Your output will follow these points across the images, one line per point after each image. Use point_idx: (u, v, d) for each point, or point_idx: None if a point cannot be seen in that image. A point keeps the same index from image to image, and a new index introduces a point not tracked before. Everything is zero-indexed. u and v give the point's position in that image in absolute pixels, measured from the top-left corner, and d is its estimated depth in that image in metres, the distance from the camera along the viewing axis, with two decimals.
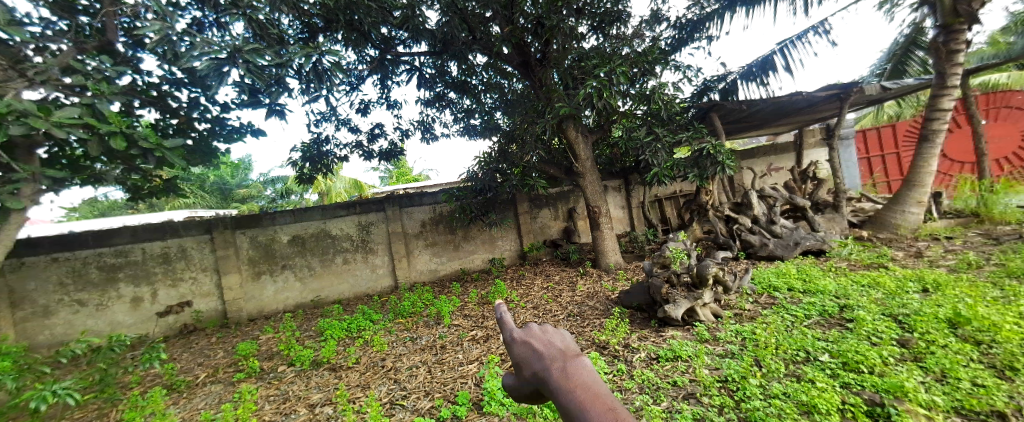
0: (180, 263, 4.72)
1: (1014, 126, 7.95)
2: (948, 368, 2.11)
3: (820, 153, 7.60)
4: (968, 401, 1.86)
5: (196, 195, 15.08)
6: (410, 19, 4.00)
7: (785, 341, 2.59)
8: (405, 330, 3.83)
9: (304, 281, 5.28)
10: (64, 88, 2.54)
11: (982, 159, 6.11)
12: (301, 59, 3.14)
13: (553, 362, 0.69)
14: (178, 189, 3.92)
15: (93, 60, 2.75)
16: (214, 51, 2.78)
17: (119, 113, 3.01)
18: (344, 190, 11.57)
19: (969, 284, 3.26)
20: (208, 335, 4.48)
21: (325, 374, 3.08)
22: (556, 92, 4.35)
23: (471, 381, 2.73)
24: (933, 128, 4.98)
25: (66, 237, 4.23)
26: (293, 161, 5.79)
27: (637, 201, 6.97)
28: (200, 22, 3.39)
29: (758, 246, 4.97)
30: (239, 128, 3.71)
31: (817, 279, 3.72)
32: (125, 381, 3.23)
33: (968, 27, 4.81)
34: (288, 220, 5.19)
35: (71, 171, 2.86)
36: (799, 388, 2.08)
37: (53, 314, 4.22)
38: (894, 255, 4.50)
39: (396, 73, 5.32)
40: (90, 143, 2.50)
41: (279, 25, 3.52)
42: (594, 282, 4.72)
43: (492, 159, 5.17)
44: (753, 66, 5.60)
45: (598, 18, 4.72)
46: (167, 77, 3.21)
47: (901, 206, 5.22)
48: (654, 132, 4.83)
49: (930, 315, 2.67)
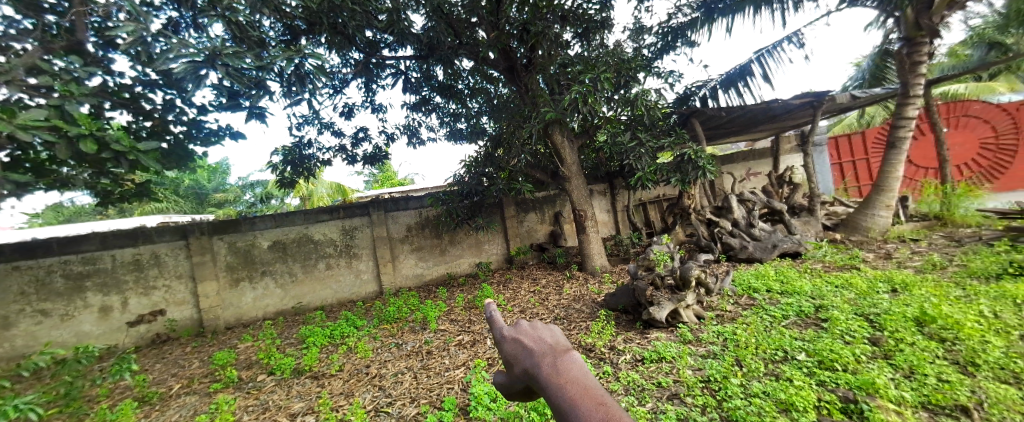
0: (153, 270, 4.55)
1: (971, 134, 8.38)
2: (915, 364, 2.21)
3: (795, 159, 7.87)
4: (934, 396, 1.95)
5: (170, 200, 14.58)
6: (395, 23, 4.02)
7: (764, 341, 2.67)
8: (390, 336, 3.78)
9: (285, 287, 5.15)
10: (29, 89, 2.43)
11: (945, 165, 6.43)
12: (283, 63, 3.09)
13: (543, 358, 0.71)
14: (152, 193, 3.80)
15: (61, 60, 2.65)
16: (191, 53, 2.71)
17: (89, 115, 2.90)
18: (327, 194, 11.40)
19: (934, 283, 3.43)
20: (182, 344, 4.32)
21: (307, 382, 3.01)
22: (541, 97, 4.40)
23: (458, 386, 2.71)
24: (899, 135, 5.23)
25: (29, 244, 4.03)
26: (274, 164, 5.68)
27: (621, 205, 7.08)
28: (176, 23, 3.31)
29: (738, 248, 5.10)
30: (217, 131, 3.63)
31: (794, 280, 3.85)
32: (93, 394, 3.09)
33: (930, 40, 5.08)
34: (269, 225, 5.07)
35: (35, 174, 2.74)
36: (777, 387, 2.14)
37: (14, 325, 4.01)
38: (866, 256, 4.69)
39: (382, 76, 5.30)
40: (57, 146, 2.39)
41: (260, 27, 3.46)
42: (580, 285, 4.76)
43: (478, 163, 5.19)
44: (732, 74, 5.73)
45: (582, 25, 4.81)
46: (140, 78, 3.11)
47: (871, 210, 5.44)
48: (637, 137, 4.93)
49: (898, 314, 2.79)
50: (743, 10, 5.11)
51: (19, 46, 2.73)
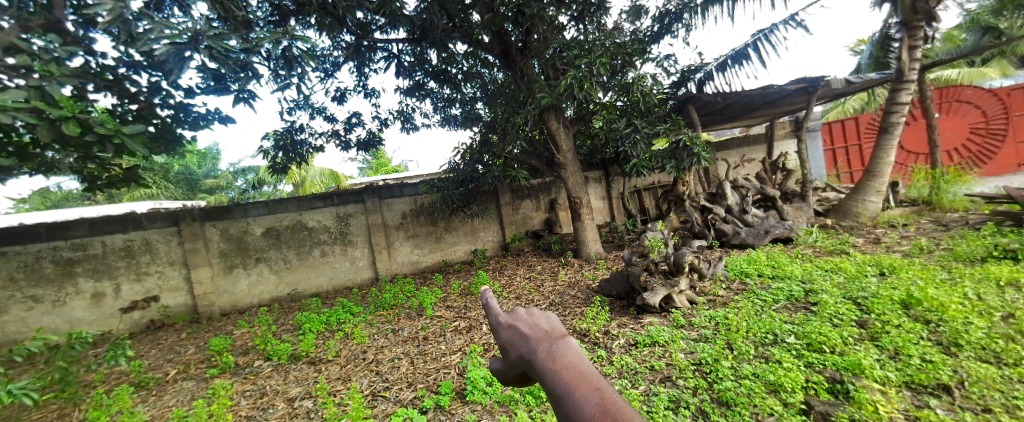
0: (145, 257, 4.50)
1: (963, 119, 8.42)
2: (900, 345, 2.27)
3: (789, 145, 7.91)
4: (918, 375, 2.01)
5: (160, 186, 14.34)
6: (386, 4, 3.92)
7: (755, 325, 2.72)
8: (387, 323, 3.80)
9: (279, 274, 5.14)
10: (7, 70, 2.35)
11: (936, 151, 6.48)
12: (270, 45, 3.00)
13: (540, 344, 0.71)
14: (140, 180, 3.73)
15: (40, 39, 2.56)
16: (173, 34, 2.63)
17: (71, 97, 2.82)
18: (319, 181, 11.29)
19: (921, 267, 3.50)
20: (177, 331, 4.32)
21: (304, 368, 3.03)
22: (536, 82, 4.34)
23: (454, 371, 2.75)
24: (892, 121, 5.25)
25: (16, 230, 3.97)
26: (265, 150, 5.58)
27: (617, 192, 7.09)
28: (159, 1, 3.19)
29: (731, 234, 5.15)
30: (206, 115, 3.55)
31: (785, 265, 3.91)
32: (88, 380, 3.09)
33: (926, 25, 5.06)
34: (261, 211, 5.02)
35: (17, 159, 2.66)
36: (766, 369, 2.20)
37: (4, 311, 3.98)
38: (855, 241, 4.76)
39: (374, 60, 5.19)
40: (38, 130, 2.32)
41: (247, 8, 3.36)
42: (575, 271, 4.79)
43: (473, 150, 5.15)
44: (728, 58, 5.67)
45: (578, 8, 4.72)
46: (123, 59, 3.02)
47: (862, 196, 5.50)
48: (633, 123, 4.91)
49: (885, 297, 2.85)
50: None
51: None
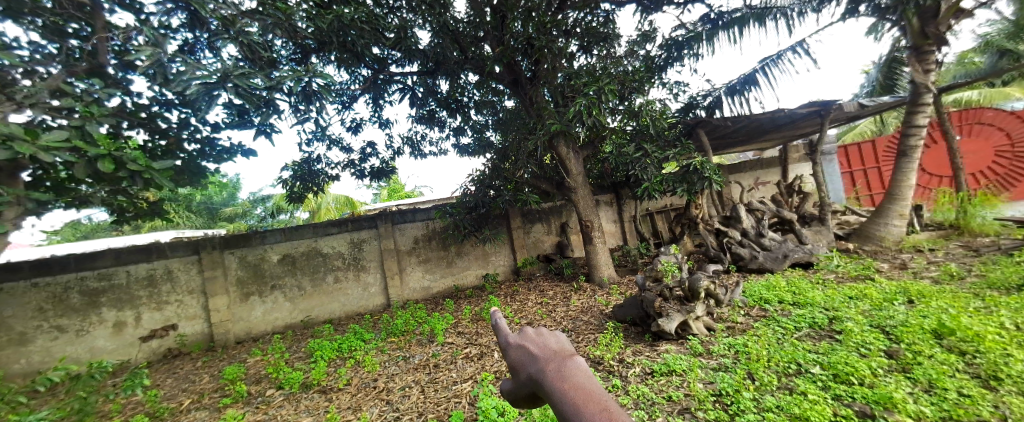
0: (165, 285, 4.62)
1: (987, 141, 8.23)
2: (935, 378, 2.14)
3: (803, 168, 7.83)
4: (956, 411, 1.88)
5: (181, 216, 14.77)
6: (403, 40, 4.18)
7: (777, 353, 2.62)
8: (398, 349, 3.77)
9: (293, 300, 5.19)
10: (52, 111, 2.52)
11: (959, 173, 6.28)
12: (291, 82, 3.18)
13: (548, 363, 0.72)
14: (165, 211, 3.87)
15: (83, 82, 2.77)
16: (204, 75, 2.81)
17: (107, 135, 3.01)
18: (335, 207, 11.56)
19: (952, 295, 3.33)
20: (193, 359, 4.35)
21: (315, 396, 3.01)
22: (547, 110, 4.44)
23: (466, 400, 2.69)
24: (910, 144, 5.16)
25: (48, 260, 4.13)
26: (283, 179, 5.78)
27: (628, 216, 7.06)
28: (192, 44, 3.44)
29: (748, 259, 5.04)
30: (230, 149, 3.73)
31: (806, 291, 3.78)
32: (105, 410, 3.12)
33: (937, 48, 5.04)
34: (278, 238, 5.14)
35: (55, 193, 2.84)
36: (791, 401, 2.09)
37: (30, 341, 4.09)
38: (880, 266, 4.59)
39: (389, 92, 5.42)
40: (76, 166, 2.45)
41: (272, 48, 3.61)
42: (588, 297, 4.71)
43: (485, 176, 5.27)
44: (736, 83, 5.72)
45: (586, 38, 4.90)
46: (157, 98, 3.22)
47: (884, 219, 5.35)
48: (643, 148, 5.03)
49: (915, 326, 2.73)
50: (746, 22, 5.16)
51: (44, 70, 2.85)
